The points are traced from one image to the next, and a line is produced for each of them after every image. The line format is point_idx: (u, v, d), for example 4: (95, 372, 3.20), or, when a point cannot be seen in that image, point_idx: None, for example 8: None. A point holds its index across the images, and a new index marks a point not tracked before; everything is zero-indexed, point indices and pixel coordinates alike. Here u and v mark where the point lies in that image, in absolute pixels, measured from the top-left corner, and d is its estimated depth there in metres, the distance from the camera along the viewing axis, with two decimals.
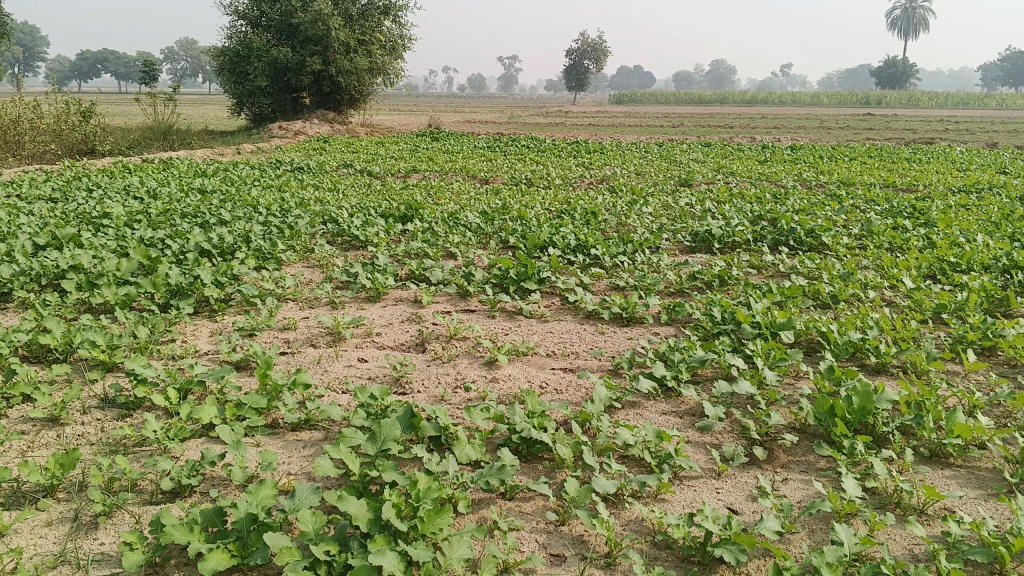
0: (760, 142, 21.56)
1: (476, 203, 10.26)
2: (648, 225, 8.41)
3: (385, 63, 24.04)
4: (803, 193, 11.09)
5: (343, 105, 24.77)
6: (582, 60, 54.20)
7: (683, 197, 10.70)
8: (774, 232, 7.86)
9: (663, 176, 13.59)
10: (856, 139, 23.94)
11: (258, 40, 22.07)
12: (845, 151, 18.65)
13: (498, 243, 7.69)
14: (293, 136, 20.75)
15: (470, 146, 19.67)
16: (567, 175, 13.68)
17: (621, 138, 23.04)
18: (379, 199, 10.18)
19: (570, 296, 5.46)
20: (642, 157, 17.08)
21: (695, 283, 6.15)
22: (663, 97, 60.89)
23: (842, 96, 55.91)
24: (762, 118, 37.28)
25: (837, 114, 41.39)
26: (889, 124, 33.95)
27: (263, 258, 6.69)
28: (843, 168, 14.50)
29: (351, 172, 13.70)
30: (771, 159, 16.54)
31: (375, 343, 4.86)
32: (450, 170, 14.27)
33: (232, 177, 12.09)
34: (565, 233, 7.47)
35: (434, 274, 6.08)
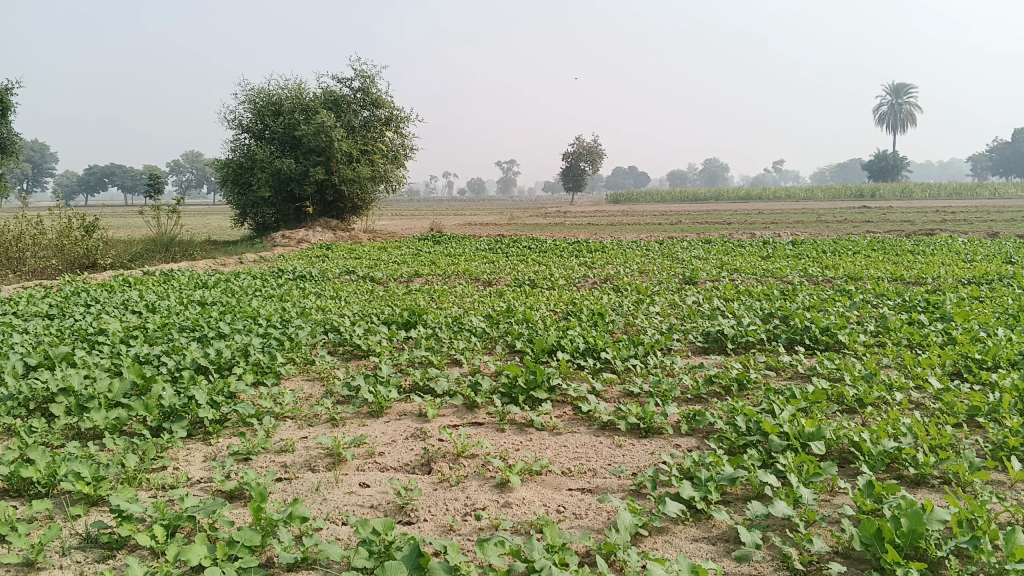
0: (760, 238, 21.62)
1: (480, 306, 10.09)
2: (657, 326, 8.20)
3: (386, 171, 24.41)
4: (812, 288, 10.92)
5: (345, 212, 25.01)
6: (578, 162, 55.30)
7: (690, 295, 10.54)
8: (788, 330, 7.64)
9: (668, 274, 13.48)
10: (856, 232, 24.05)
11: (262, 152, 22.46)
12: (846, 244, 18.61)
13: (505, 349, 7.47)
14: (295, 245, 20.84)
15: (471, 249, 19.69)
16: (570, 275, 13.57)
17: (622, 237, 23.14)
18: (382, 306, 10.02)
19: (583, 406, 5.19)
20: (645, 255, 17.04)
21: (711, 387, 5.89)
22: (660, 196, 61.86)
23: (836, 190, 56.81)
24: (759, 213, 37.64)
25: (833, 208, 41.89)
26: (885, 215, 34.24)
27: (262, 372, 6.45)
28: (848, 262, 14.41)
29: (353, 278, 13.61)
30: (774, 255, 16.49)
31: (379, 463, 4.58)
32: (453, 274, 14.19)
33: (232, 288, 11.98)
34: (573, 337, 7.25)
35: (440, 384, 5.80)
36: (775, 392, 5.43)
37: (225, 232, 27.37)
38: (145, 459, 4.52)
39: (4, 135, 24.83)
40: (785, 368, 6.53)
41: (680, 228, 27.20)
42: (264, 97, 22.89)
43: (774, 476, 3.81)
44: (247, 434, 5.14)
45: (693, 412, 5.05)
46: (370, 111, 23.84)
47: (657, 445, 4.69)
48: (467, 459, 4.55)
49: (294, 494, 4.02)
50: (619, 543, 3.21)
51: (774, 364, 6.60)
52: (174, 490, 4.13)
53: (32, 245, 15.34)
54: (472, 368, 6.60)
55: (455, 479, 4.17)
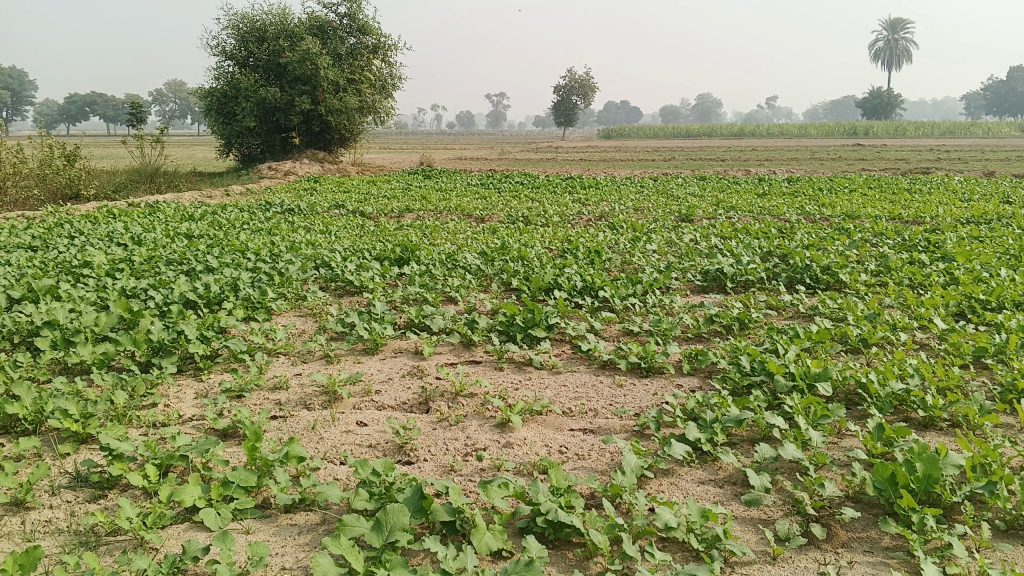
0: (754, 175, 21.40)
1: (474, 242, 9.92)
2: (653, 263, 8.08)
3: (375, 102, 23.88)
4: (808, 227, 10.79)
5: (333, 145, 24.53)
6: (570, 96, 54.40)
7: (687, 233, 10.39)
8: (788, 269, 7.53)
9: (662, 211, 13.30)
10: (850, 170, 23.83)
11: (246, 81, 21.92)
12: (841, 182, 18.42)
13: (500, 286, 7.34)
14: (283, 177, 20.47)
15: (462, 183, 19.40)
16: (564, 211, 13.37)
17: (615, 173, 22.86)
18: (373, 241, 9.83)
19: (583, 345, 5.08)
20: (638, 192, 16.82)
21: (712, 327, 5.80)
22: (652, 132, 61.13)
23: (829, 128, 56.29)
24: (752, 150, 37.25)
25: (826, 145, 41.56)
26: (879, 154, 33.94)
27: (253, 307, 6.30)
28: (844, 200, 14.27)
29: (343, 212, 13.37)
30: (769, 192, 16.30)
31: (375, 401, 4.48)
32: (445, 209, 13.95)
33: (220, 221, 11.73)
34: (570, 274, 7.12)
35: (436, 321, 5.67)
36: (778, 332, 5.34)
37: (210, 164, 26.87)
38: (135, 396, 4.39)
39: None
40: (786, 308, 6.45)
41: (672, 165, 26.88)
42: (248, 23, 22.22)
43: (782, 418, 3.73)
44: (239, 371, 5.01)
45: (695, 352, 4.96)
46: (358, 39, 23.17)
47: (660, 386, 4.61)
48: (466, 399, 4.46)
49: (290, 433, 3.92)
50: (626, 486, 3.13)
51: (774, 304, 6.52)
52: (165, 427, 4.01)
53: (12, 173, 14.95)
54: (468, 306, 6.47)
55: (454, 419, 4.08)
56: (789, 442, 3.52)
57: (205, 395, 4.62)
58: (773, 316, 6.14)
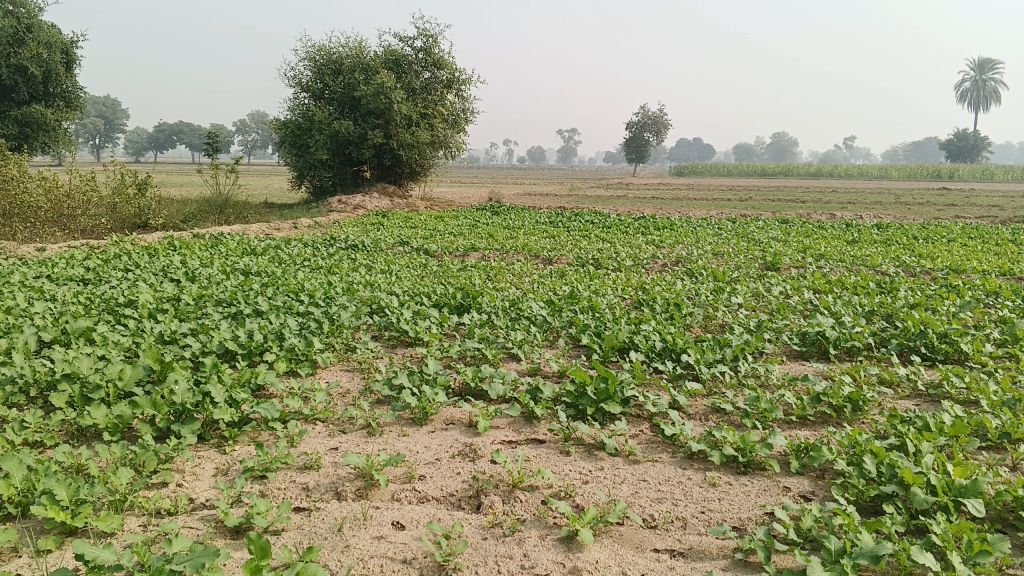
0: (840, 219, 20.23)
1: (542, 288, 9.23)
2: (742, 322, 7.23)
3: (446, 136, 23.56)
4: (911, 283, 9.77)
5: (403, 178, 24.28)
6: (643, 133, 53.58)
7: (775, 285, 9.50)
8: (898, 335, 6.60)
9: (745, 257, 12.40)
10: (944, 216, 22.36)
11: (320, 113, 21.77)
12: (939, 229, 17.14)
13: (569, 343, 6.61)
14: (350, 210, 20.24)
15: (531, 221, 18.78)
16: (638, 255, 12.58)
17: (690, 213, 21.94)
18: (434, 283, 9.23)
19: (666, 429, 4.30)
20: (717, 235, 15.91)
21: (817, 408, 4.94)
22: (726, 170, 59.82)
23: (913, 169, 54.01)
24: (832, 191, 35.82)
25: (913, 189, 39.74)
26: (969, 199, 32.14)
27: (296, 360, 5.71)
28: (945, 251, 13.11)
29: (406, 250, 12.87)
30: (860, 239, 15.18)
31: (419, 491, 3.78)
32: (512, 248, 13.32)
33: (280, 256, 11.32)
34: (649, 333, 6.35)
35: (496, 387, 4.97)
36: (900, 420, 4.46)
37: (282, 195, 26.99)
38: (143, 472, 3.81)
39: (69, 90, 24.66)
40: (902, 385, 5.55)
41: (750, 206, 25.81)
42: (325, 56, 22.16)
43: (932, 555, 2.88)
44: (268, 442, 4.39)
45: (803, 444, 4.12)
46: (432, 73, 22.97)
47: (761, 492, 3.79)
48: (525, 495, 3.73)
49: (313, 538, 3.25)
50: None
51: (888, 380, 5.61)
52: (169, 520, 3.40)
53: (82, 202, 14.94)
54: (534, 369, 5.76)
55: (510, 526, 3.36)
56: None
57: (225, 472, 4.01)
58: (888, 394, 5.24)
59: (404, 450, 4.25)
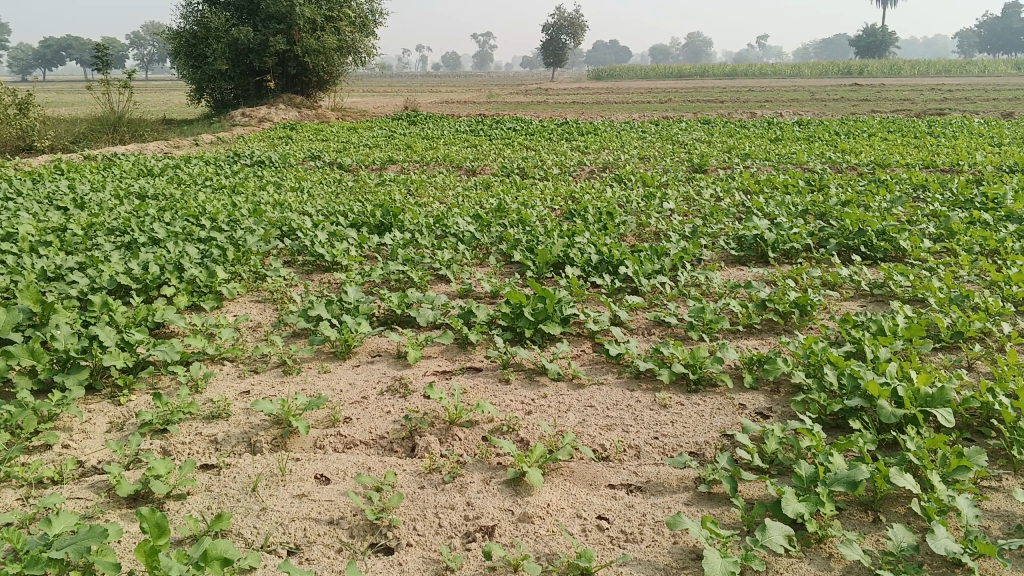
0: (760, 117, 20.14)
1: (466, 201, 8.75)
2: (678, 229, 6.94)
3: (354, 41, 22.25)
4: (840, 180, 9.66)
5: (311, 88, 23.01)
6: (559, 36, 52.31)
7: (704, 188, 9.26)
8: (835, 234, 6.42)
9: (671, 160, 12.12)
10: (860, 111, 22.59)
11: (216, 20, 20.19)
12: (859, 124, 17.21)
13: (500, 260, 6.21)
14: (257, 124, 19.09)
15: (450, 129, 18.06)
16: (564, 162, 12.17)
17: (612, 116, 21.53)
18: (351, 200, 8.66)
19: (611, 348, 3.97)
20: (640, 138, 15.56)
21: (764, 317, 4.70)
22: (643, 72, 59.29)
23: (825, 66, 54.54)
24: (749, 90, 35.84)
25: (826, 85, 40.15)
26: (880, 93, 32.64)
27: (199, 293, 5.15)
28: (866, 146, 13.13)
29: (318, 164, 12.13)
30: (783, 137, 15.11)
31: (344, 436, 3.37)
32: (432, 159, 12.73)
33: (181, 177, 10.47)
34: (584, 246, 6.00)
35: (424, 313, 4.56)
36: (851, 324, 4.26)
37: (181, 111, 25.29)
38: (21, 435, 3.28)
39: None
40: (845, 288, 5.38)
41: (670, 107, 25.56)
42: None
43: (911, 476, 2.67)
44: (170, 390, 3.89)
45: (757, 357, 3.86)
46: None
47: (717, 412, 3.52)
48: (463, 432, 3.37)
49: (222, 502, 2.82)
50: None
51: (831, 283, 5.43)
52: (52, 491, 2.91)
53: None
54: (463, 289, 5.35)
55: (450, 471, 3.00)
56: (934, 521, 2.47)
57: (120, 427, 3.51)
58: (833, 297, 5.05)
59: (326, 391, 3.83)
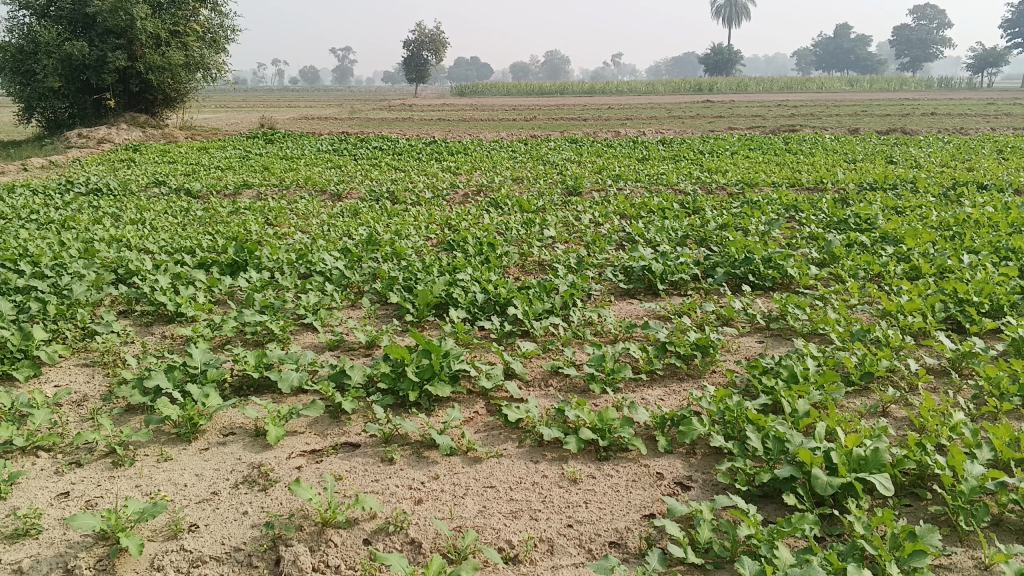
0: (626, 136, 20.41)
1: (333, 232, 8.07)
2: (563, 262, 6.58)
3: (203, 57, 20.91)
4: (714, 201, 9.67)
5: (156, 106, 21.45)
6: (421, 52, 51.79)
7: (582, 213, 8.99)
8: (723, 262, 6.23)
9: (545, 182, 11.86)
10: (719, 128, 23.36)
11: (45, 32, 18.42)
12: (720, 142, 17.69)
13: (374, 302, 5.63)
14: (95, 146, 17.51)
15: (312, 150, 17.19)
16: (435, 185, 11.67)
17: (481, 135, 21.24)
18: (203, 233, 7.81)
19: (510, 414, 3.49)
20: (511, 158, 15.28)
21: (666, 363, 4.36)
22: (506, 89, 59.69)
23: (678, 83, 56.57)
24: (609, 108, 36.60)
25: (682, 103, 41.65)
26: (732, 111, 34.07)
27: (10, 360, 4.26)
28: (731, 165, 13.40)
29: (165, 192, 11.08)
30: (651, 156, 15.24)
31: (190, 554, 2.72)
32: (293, 183, 11.92)
33: (1, 209, 9.21)
34: (465, 284, 5.51)
35: (288, 376, 3.92)
36: (761, 371, 3.98)
37: (7, 131, 22.93)
38: None
39: None
40: (740, 323, 5.15)
41: (536, 126, 25.58)
42: None
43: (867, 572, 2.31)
44: None
45: (669, 415, 3.48)
46: None
47: (635, 487, 3.10)
48: (340, 537, 2.78)
49: None
50: None
51: (726, 318, 5.19)
52: None
53: None
54: (334, 338, 4.74)
55: None
56: None
57: None
58: (733, 335, 4.80)
59: (167, 489, 3.14)
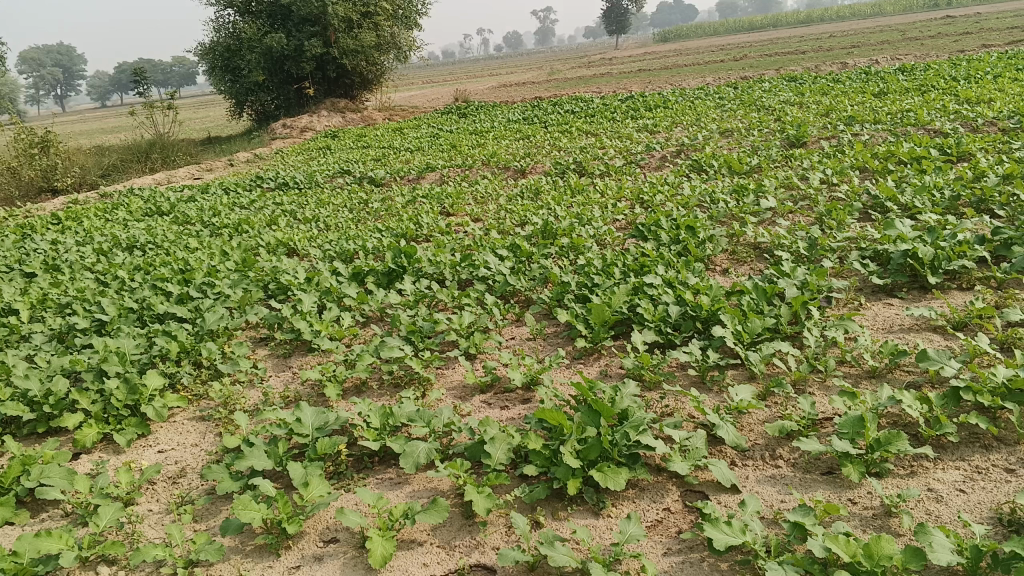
0: (854, 68, 17.78)
1: (510, 219, 7.12)
2: (787, 248, 5.14)
3: (394, 35, 20.76)
4: (985, 144, 7.61)
5: (355, 89, 21.68)
6: (619, 3, 49.60)
7: (808, 172, 7.36)
8: (1020, 237, 4.51)
9: (758, 134, 10.17)
10: (972, 48, 19.84)
11: (249, 29, 19.04)
12: (976, 65, 14.78)
13: (544, 318, 4.57)
14: (298, 135, 17.86)
15: (502, 120, 16.42)
16: (630, 149, 10.38)
17: (683, 84, 19.43)
18: (370, 229, 7.13)
19: (716, 537, 2.27)
20: (717, 108, 13.56)
21: (958, 420, 2.92)
22: (710, 31, 56.03)
23: (908, 1, 49.98)
24: (830, 38, 32.88)
25: (916, 23, 36.58)
26: (979, 25, 29.31)
27: (114, 419, 3.64)
28: (997, 93, 10.90)
29: (348, 181, 10.70)
30: (888, 90, 12.89)
31: None
32: (477, 159, 11.14)
33: (188, 213, 9.13)
34: (655, 292, 4.30)
35: (412, 451, 2.95)
36: None
37: (226, 127, 24.34)
38: None
39: None
40: None
41: (745, 66, 23.30)
42: None
43: None
44: None
45: (988, 546, 2.10)
46: None
47: None
48: None
49: None
50: None
51: None
52: None
53: None
54: (487, 377, 3.74)
55: None
56: None
57: None
58: None
59: None
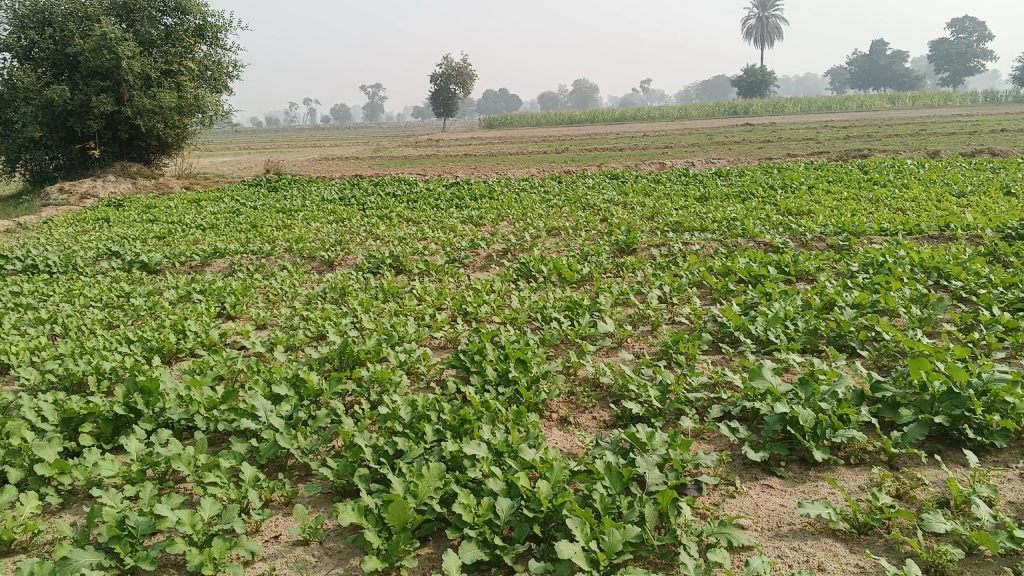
0: (672, 168, 18.04)
1: (302, 332, 5.80)
2: (637, 396, 4.20)
3: (199, 98, 18.97)
4: (820, 262, 7.24)
5: (151, 153, 19.56)
6: (446, 86, 49.92)
7: (646, 287, 6.63)
8: (906, 397, 3.81)
9: (588, 236, 9.52)
10: (778, 155, 20.90)
11: (26, 78, 16.66)
12: (788, 173, 15.28)
13: (324, 503, 3.29)
14: (76, 202, 15.58)
15: (316, 198, 15.08)
16: (451, 243, 9.39)
17: (508, 172, 19.00)
18: (117, 340, 5.55)
19: None
20: (543, 202, 12.98)
21: None
22: (534, 121, 57.72)
23: (713, 107, 53.84)
24: (647, 136, 34.31)
25: (721, 128, 39.16)
26: (778, 133, 31.58)
27: None
28: (814, 204, 10.97)
29: (117, 265, 8.95)
30: (710, 194, 12.85)
31: None
32: (278, 244, 9.74)
33: None
34: (476, 473, 3.16)
35: None
36: None
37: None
38: None
39: None
40: (998, 560, 2.73)
41: (568, 159, 23.48)
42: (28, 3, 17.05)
43: None
44: None
45: None
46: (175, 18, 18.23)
47: None
48: None
49: None
50: None
51: (967, 547, 2.78)
52: None
53: None
54: None
55: None
56: None
57: None
58: None
59: None
